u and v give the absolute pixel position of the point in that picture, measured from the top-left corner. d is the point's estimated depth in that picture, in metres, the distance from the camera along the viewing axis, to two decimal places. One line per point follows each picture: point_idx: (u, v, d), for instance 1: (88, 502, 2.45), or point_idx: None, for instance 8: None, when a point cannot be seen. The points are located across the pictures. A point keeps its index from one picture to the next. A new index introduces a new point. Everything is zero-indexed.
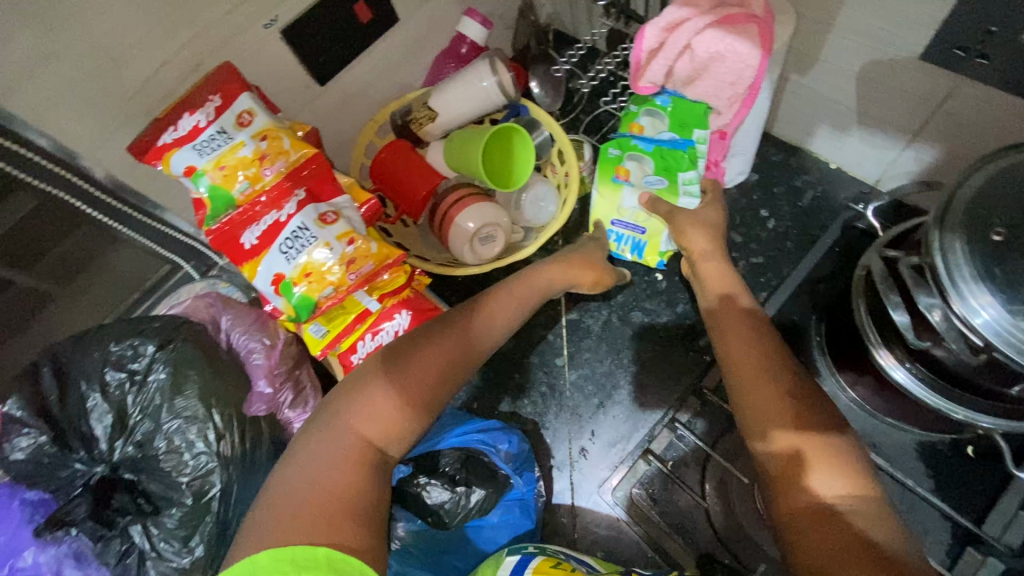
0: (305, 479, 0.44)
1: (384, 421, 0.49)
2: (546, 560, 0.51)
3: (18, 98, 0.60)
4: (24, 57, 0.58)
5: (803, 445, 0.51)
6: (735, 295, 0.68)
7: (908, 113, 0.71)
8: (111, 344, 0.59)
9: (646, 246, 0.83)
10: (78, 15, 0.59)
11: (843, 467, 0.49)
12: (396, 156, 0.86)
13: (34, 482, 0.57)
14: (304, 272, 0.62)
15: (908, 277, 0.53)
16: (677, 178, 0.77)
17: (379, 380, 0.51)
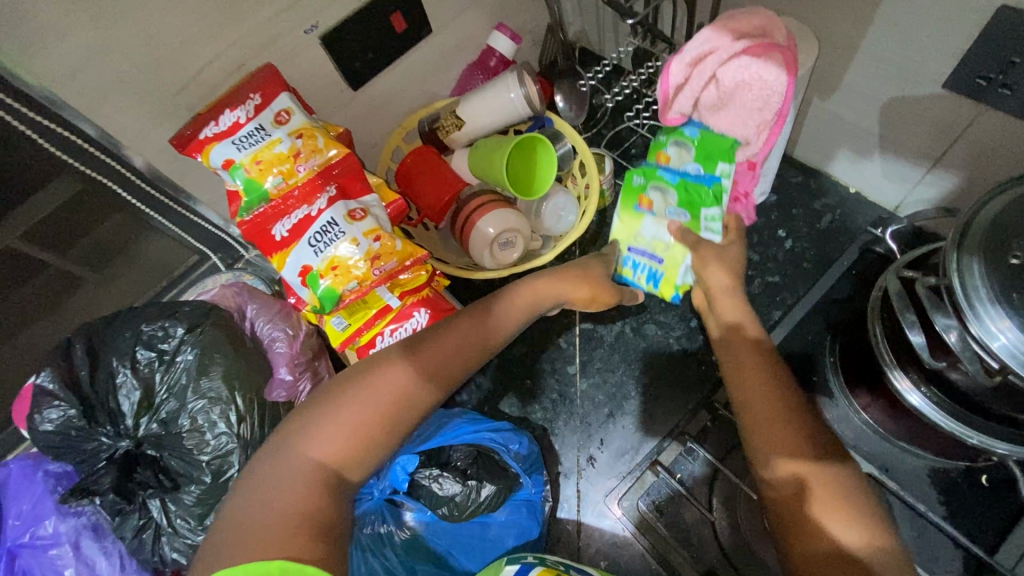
0: (266, 500, 0.46)
1: (346, 439, 0.50)
2: (546, 569, 0.50)
3: (73, 88, 0.64)
4: (82, 50, 0.62)
5: (806, 474, 0.52)
6: (747, 323, 0.68)
7: (929, 140, 0.71)
8: (143, 324, 0.61)
9: (663, 277, 0.80)
10: (135, 14, 0.63)
11: (841, 494, 0.50)
12: (422, 162, 0.89)
13: (60, 453, 0.59)
14: (331, 265, 0.64)
15: (925, 297, 0.53)
16: (699, 213, 0.76)
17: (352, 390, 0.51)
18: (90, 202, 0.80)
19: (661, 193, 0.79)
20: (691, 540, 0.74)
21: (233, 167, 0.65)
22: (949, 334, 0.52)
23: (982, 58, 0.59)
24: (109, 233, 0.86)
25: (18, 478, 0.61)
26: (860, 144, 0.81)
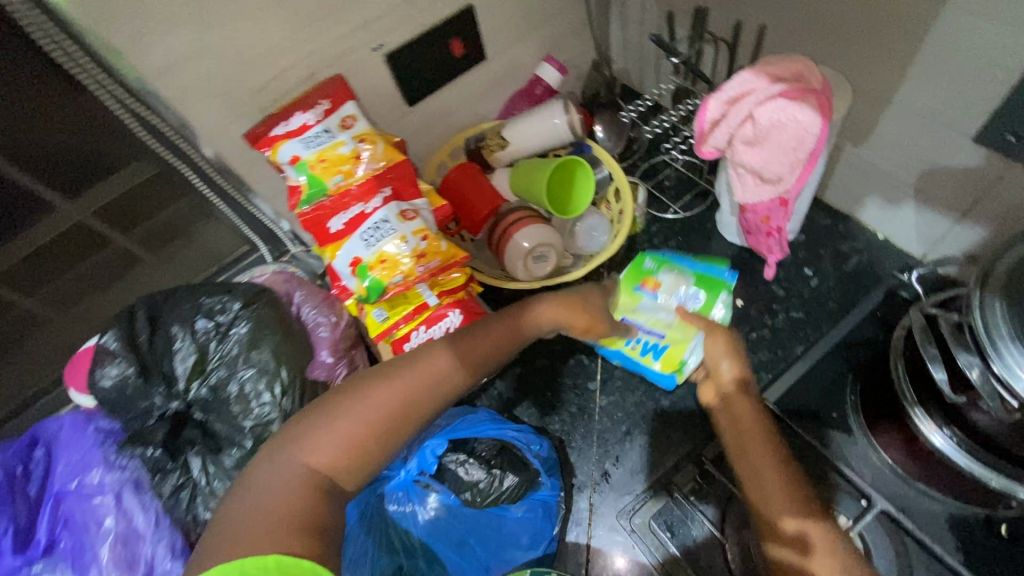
0: (257, 499, 0.48)
1: (340, 446, 0.52)
2: None
3: (167, 82, 0.71)
4: (180, 50, 0.69)
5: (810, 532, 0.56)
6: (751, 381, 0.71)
7: (958, 191, 0.74)
8: (204, 297, 0.66)
9: (665, 351, 0.83)
10: (229, 22, 0.70)
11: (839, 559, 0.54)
12: (466, 177, 0.94)
13: (115, 408, 0.64)
14: (380, 259, 0.69)
15: (948, 332, 0.55)
16: (710, 296, 0.86)
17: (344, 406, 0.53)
18: (157, 186, 0.88)
19: (679, 279, 0.88)
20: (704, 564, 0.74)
21: (300, 162, 0.71)
22: (972, 371, 0.53)
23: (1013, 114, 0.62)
24: (170, 217, 0.94)
25: (71, 430, 0.65)
26: (890, 190, 0.84)
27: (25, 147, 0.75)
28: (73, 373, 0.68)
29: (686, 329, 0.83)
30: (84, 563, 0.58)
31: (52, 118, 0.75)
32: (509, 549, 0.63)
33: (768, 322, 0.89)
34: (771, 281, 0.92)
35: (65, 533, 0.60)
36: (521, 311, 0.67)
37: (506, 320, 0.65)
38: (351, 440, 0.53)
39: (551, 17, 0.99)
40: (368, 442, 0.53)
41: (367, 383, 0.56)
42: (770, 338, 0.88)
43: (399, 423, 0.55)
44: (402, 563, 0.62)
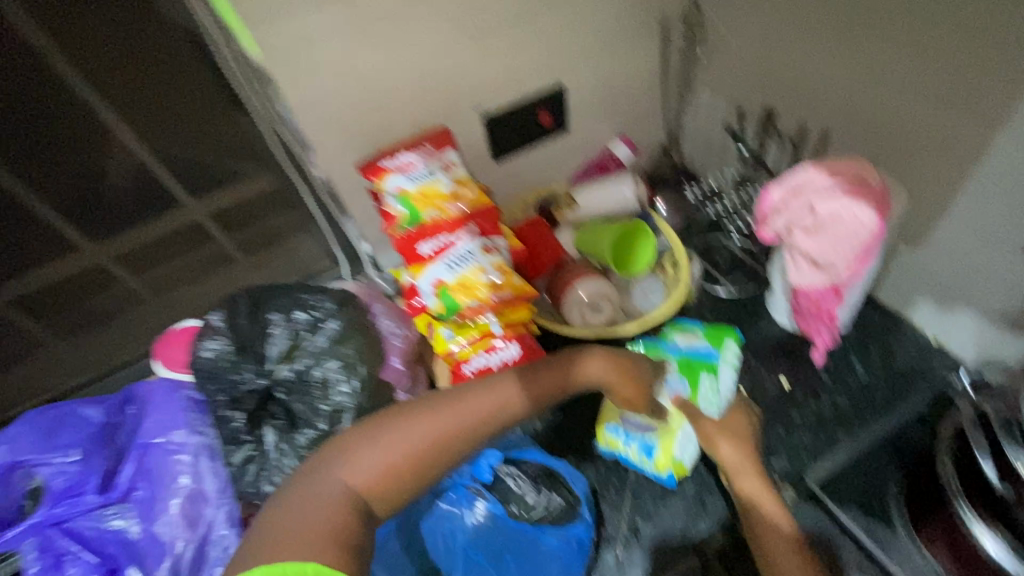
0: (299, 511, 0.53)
1: (376, 472, 0.57)
2: None
3: (307, 114, 0.83)
4: (325, 91, 0.82)
5: None
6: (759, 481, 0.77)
7: (1014, 303, 0.77)
8: (302, 294, 0.75)
9: (657, 450, 0.84)
10: (369, 73, 0.83)
11: None
12: (536, 230, 1.02)
13: (205, 377, 0.71)
14: (460, 283, 0.77)
15: (1000, 428, 0.57)
16: (698, 387, 0.86)
17: (383, 434, 0.59)
18: (266, 202, 1.03)
19: (667, 368, 0.88)
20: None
21: (404, 193, 0.81)
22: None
23: None
24: (269, 228, 1.08)
25: (160, 393, 0.72)
26: (945, 295, 0.87)
27: (179, 152, 0.92)
28: (170, 348, 0.75)
29: (677, 425, 0.85)
30: (154, 513, 0.64)
31: (205, 133, 0.91)
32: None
33: (813, 407, 0.91)
34: (818, 367, 0.94)
35: (143, 483, 0.66)
36: (557, 368, 0.70)
37: (545, 373, 0.69)
38: (389, 464, 0.57)
39: (632, 101, 1.10)
40: (406, 470, 0.58)
41: (409, 414, 0.61)
42: (814, 422, 0.89)
43: (436, 455, 0.60)
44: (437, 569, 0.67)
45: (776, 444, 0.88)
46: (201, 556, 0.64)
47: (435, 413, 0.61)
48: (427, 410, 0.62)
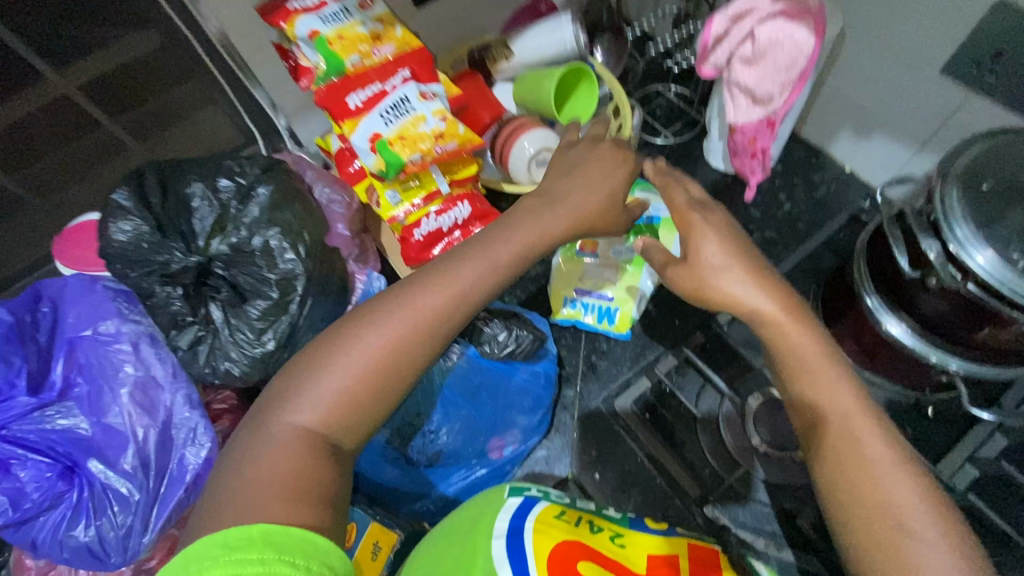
0: (265, 459, 0.44)
1: (367, 367, 0.48)
2: (546, 509, 0.59)
3: None
4: None
5: (880, 458, 0.44)
6: (750, 286, 0.53)
7: (921, 123, 0.82)
8: (223, 161, 0.67)
9: (617, 314, 0.87)
10: None
11: (891, 479, 0.43)
12: (474, 89, 0.95)
13: (128, 265, 0.63)
14: (400, 136, 0.70)
15: (917, 223, 0.62)
16: (643, 254, 0.87)
17: (395, 304, 0.50)
18: (140, 71, 0.84)
19: (762, 291, 0.52)
20: (640, 480, 0.81)
21: (320, 38, 0.70)
22: None
23: (978, 46, 0.70)
24: (157, 108, 0.90)
25: (76, 288, 0.65)
26: (862, 124, 0.92)
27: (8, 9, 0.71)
28: (71, 249, 0.72)
29: (627, 293, 0.86)
30: (102, 407, 0.60)
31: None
32: (516, 407, 0.68)
33: None
34: (749, 203, 0.99)
35: (82, 379, 0.60)
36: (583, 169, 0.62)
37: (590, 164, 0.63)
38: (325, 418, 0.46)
39: None
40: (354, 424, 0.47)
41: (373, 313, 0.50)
42: None
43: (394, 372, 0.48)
44: (418, 415, 0.64)
45: None
46: (170, 497, 0.60)
47: (452, 278, 0.52)
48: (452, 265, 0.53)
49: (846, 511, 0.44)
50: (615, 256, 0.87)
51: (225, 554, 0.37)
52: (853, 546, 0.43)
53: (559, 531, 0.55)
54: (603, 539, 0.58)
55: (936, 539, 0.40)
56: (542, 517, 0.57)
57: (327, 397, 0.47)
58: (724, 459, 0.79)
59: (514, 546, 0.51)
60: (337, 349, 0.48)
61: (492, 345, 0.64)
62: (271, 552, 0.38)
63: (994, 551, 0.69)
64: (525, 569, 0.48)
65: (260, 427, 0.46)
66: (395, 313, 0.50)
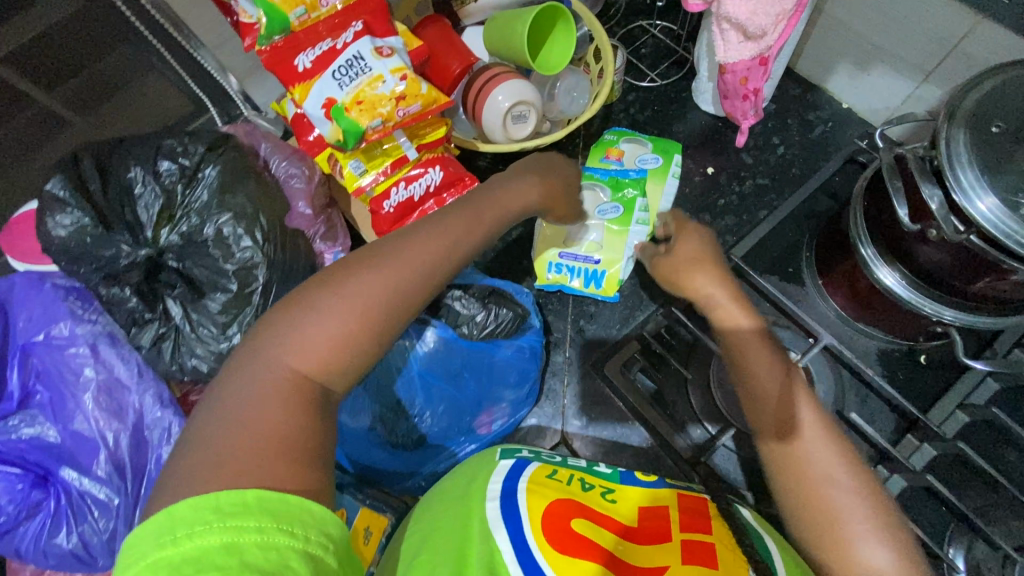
0: (244, 405, 0.39)
1: (353, 313, 0.43)
2: (539, 467, 0.55)
3: None
4: None
5: (812, 453, 0.46)
6: (718, 278, 0.58)
7: (925, 51, 0.76)
8: (163, 140, 0.61)
9: (604, 276, 0.85)
10: None
11: (830, 475, 0.45)
12: (440, 37, 0.87)
13: (72, 261, 0.57)
14: (356, 99, 0.63)
15: (917, 168, 0.57)
16: (630, 212, 0.84)
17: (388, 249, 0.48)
18: (69, 32, 0.71)
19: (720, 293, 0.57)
20: (632, 442, 0.81)
21: None
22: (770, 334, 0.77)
23: None
24: (96, 75, 0.77)
25: (24, 288, 0.60)
26: (862, 57, 0.85)
27: None
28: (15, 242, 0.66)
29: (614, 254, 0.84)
30: (67, 413, 0.57)
31: None
32: (500, 383, 0.66)
33: (735, 190, 0.92)
34: (740, 150, 0.94)
35: (42, 386, 0.58)
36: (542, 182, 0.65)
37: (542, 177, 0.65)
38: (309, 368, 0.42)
39: None
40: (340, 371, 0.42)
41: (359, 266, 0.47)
42: (736, 204, 0.91)
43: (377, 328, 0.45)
44: (400, 399, 0.63)
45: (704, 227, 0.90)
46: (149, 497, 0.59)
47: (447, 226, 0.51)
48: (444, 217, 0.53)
49: (796, 488, 0.45)
50: (600, 215, 0.85)
51: (218, 518, 0.32)
52: (809, 548, 0.45)
53: (552, 490, 0.51)
54: (597, 496, 0.53)
55: (873, 537, 0.43)
56: (534, 477, 0.53)
57: (311, 347, 0.42)
58: (717, 418, 0.78)
59: (508, 507, 0.47)
60: (319, 293, 0.44)
61: (468, 325, 0.62)
62: (269, 518, 0.33)
63: (974, 492, 0.70)
64: (520, 533, 0.44)
65: (239, 374, 0.41)
66: (384, 257, 0.47)
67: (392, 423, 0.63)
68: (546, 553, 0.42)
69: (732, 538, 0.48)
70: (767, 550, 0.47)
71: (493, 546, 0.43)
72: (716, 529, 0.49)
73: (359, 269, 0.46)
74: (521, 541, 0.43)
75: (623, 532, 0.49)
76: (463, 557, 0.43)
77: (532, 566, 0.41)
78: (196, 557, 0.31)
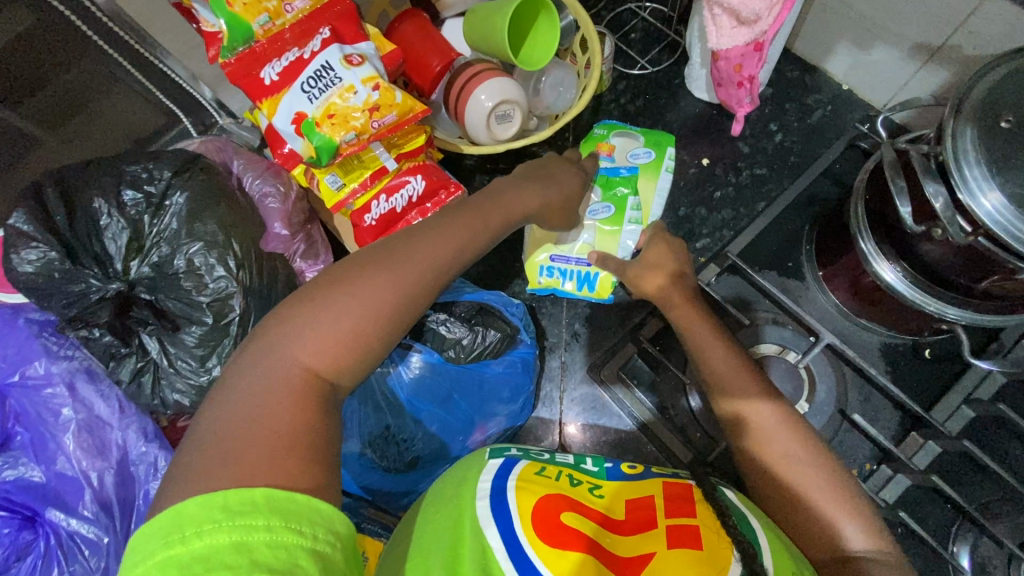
0: (242, 405, 0.34)
1: (363, 304, 0.40)
2: (530, 464, 0.50)
3: None
4: None
5: (781, 441, 0.51)
6: (674, 285, 0.68)
7: (928, 30, 0.72)
8: (126, 167, 0.58)
9: (597, 279, 0.82)
10: None
11: (797, 458, 0.50)
12: (418, 32, 0.82)
13: (43, 298, 0.55)
14: (327, 113, 0.61)
15: (920, 165, 0.54)
16: (622, 209, 0.82)
17: (407, 240, 0.45)
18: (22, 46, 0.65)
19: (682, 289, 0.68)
20: (631, 447, 0.79)
21: None
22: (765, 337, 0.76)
23: None
24: (59, 90, 0.72)
25: None
26: (862, 36, 0.81)
27: None
28: None
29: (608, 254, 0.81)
30: (49, 454, 0.56)
31: None
32: (492, 403, 0.64)
33: (732, 181, 0.89)
34: (736, 138, 0.90)
35: (22, 427, 0.57)
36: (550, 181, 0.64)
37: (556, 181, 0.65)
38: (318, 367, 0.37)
39: None
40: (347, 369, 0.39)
41: (378, 256, 0.43)
42: (733, 196, 0.88)
43: (407, 323, 0.42)
44: (389, 425, 0.62)
45: (699, 222, 0.87)
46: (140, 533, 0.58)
47: (460, 217, 0.50)
48: (466, 208, 0.52)
49: (766, 476, 0.50)
50: (591, 215, 0.82)
51: (226, 517, 0.29)
52: (789, 528, 0.47)
53: (542, 485, 0.47)
54: (584, 490, 0.49)
55: (845, 513, 0.46)
56: (523, 474, 0.48)
57: (317, 340, 0.38)
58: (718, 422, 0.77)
59: (497, 505, 0.44)
60: (330, 284, 0.40)
61: (457, 349, 0.61)
62: (278, 517, 0.29)
63: (979, 487, 0.69)
64: (510, 528, 0.42)
65: (240, 373, 0.36)
66: (409, 249, 0.44)
67: (381, 449, 0.62)
68: (539, 550, 0.41)
69: (716, 517, 0.45)
70: (750, 526, 0.45)
71: (485, 542, 0.41)
72: (701, 511, 0.46)
73: (373, 262, 0.42)
74: (513, 537, 0.41)
75: (606, 522, 0.46)
76: (455, 556, 0.41)
77: (525, 563, 0.40)
78: (205, 556, 0.28)
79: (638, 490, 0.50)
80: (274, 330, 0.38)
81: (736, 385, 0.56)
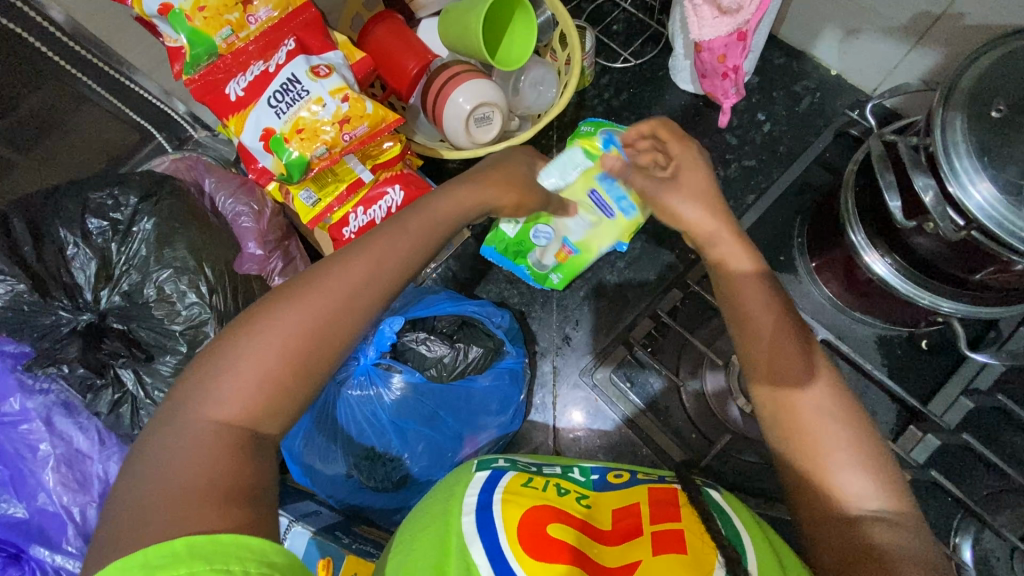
0: (180, 457, 0.33)
1: (304, 343, 0.38)
2: (516, 476, 0.49)
3: None
4: None
5: (816, 422, 0.43)
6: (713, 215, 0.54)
7: (917, 12, 0.70)
8: (91, 193, 0.57)
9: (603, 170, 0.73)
10: None
11: (838, 438, 0.42)
12: (392, 34, 0.79)
13: (14, 332, 0.54)
14: (295, 128, 0.59)
15: (908, 158, 0.52)
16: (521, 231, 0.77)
17: (334, 264, 0.43)
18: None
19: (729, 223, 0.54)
20: (625, 450, 0.78)
21: (173, 11, 0.53)
22: None
23: None
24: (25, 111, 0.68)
25: None
26: (849, 21, 0.79)
27: None
28: None
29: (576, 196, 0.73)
30: (29, 490, 0.55)
31: None
32: (480, 417, 0.63)
33: (721, 174, 0.86)
34: (723, 130, 0.88)
35: None
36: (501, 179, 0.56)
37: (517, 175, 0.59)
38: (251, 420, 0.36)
39: None
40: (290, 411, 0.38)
41: (289, 295, 0.40)
42: (722, 189, 0.86)
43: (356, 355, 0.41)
44: (373, 446, 0.61)
45: None
46: None
47: (404, 228, 0.46)
48: (401, 224, 0.47)
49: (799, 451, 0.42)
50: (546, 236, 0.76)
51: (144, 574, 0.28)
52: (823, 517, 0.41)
53: (529, 497, 0.45)
54: (571, 500, 0.47)
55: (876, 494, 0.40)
56: (510, 486, 0.46)
57: (260, 382, 0.37)
58: (713, 423, 0.75)
59: (483, 518, 0.42)
60: (269, 323, 0.38)
61: (438, 367, 0.62)
62: (200, 562, 0.29)
63: (980, 481, 0.68)
64: (496, 544, 0.40)
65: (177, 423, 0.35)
66: (339, 275, 0.41)
67: (368, 471, 0.60)
68: (522, 562, 0.39)
69: (700, 520, 0.42)
70: (733, 530, 0.42)
71: (468, 559, 0.40)
72: (685, 514, 0.43)
73: (314, 292, 0.40)
74: (497, 551, 0.40)
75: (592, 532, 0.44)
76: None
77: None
78: None
79: (626, 499, 0.48)
80: (212, 378, 0.37)
81: (783, 353, 0.45)
